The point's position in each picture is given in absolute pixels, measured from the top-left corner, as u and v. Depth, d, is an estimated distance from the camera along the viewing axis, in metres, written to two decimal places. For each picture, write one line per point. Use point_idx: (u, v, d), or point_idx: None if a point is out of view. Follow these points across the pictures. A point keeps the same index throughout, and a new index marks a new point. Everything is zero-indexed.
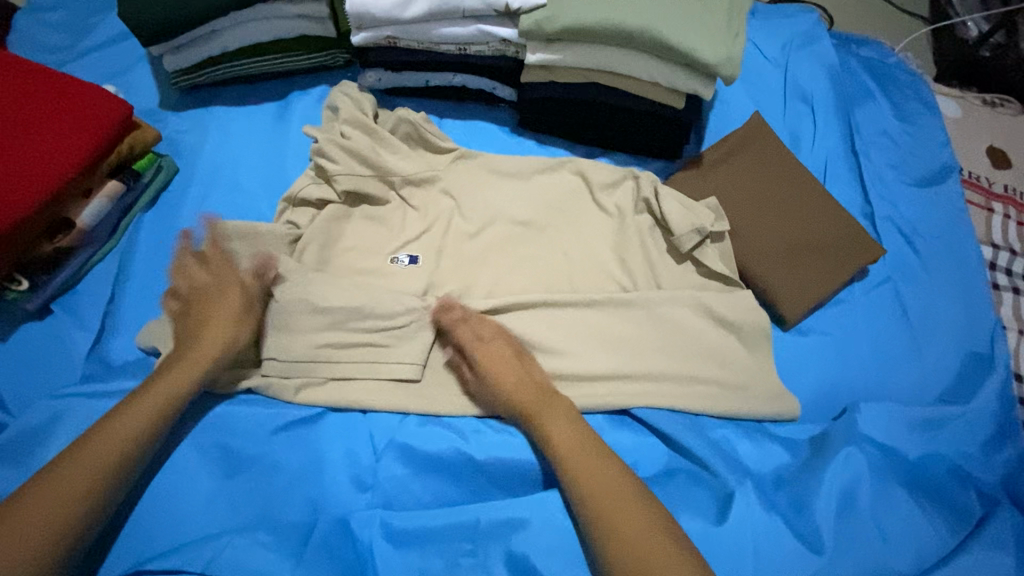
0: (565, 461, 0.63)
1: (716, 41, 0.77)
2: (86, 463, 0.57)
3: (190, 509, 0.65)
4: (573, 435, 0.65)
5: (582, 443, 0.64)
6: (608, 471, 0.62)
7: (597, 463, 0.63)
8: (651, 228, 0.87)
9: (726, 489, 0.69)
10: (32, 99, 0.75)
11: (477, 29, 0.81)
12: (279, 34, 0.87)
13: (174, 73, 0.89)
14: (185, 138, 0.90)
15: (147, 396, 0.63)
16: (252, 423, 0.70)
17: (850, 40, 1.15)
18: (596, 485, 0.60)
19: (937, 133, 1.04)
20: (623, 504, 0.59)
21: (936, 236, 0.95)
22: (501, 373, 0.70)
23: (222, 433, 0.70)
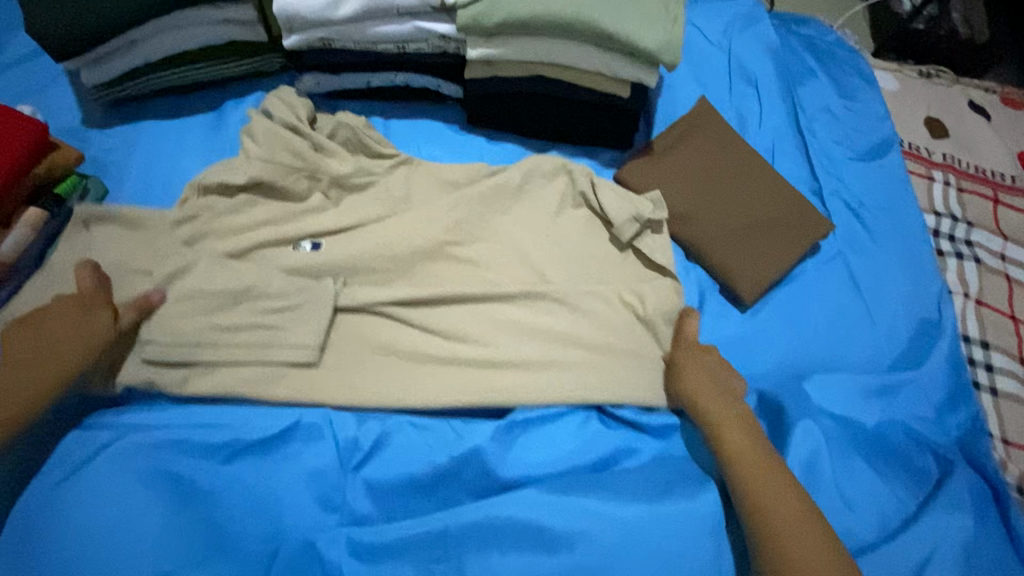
0: (734, 470, 0.65)
1: (655, 27, 0.76)
2: None
3: (111, 540, 0.59)
4: (753, 445, 0.67)
5: (753, 450, 0.66)
6: (782, 485, 0.63)
7: (764, 470, 0.64)
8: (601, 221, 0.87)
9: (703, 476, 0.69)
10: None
11: (413, 26, 0.79)
12: (205, 42, 0.82)
13: (95, 89, 0.84)
14: (112, 155, 0.85)
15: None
16: (191, 444, 0.66)
17: (789, 19, 1.16)
18: (765, 498, 0.62)
19: (876, 107, 1.07)
20: (803, 523, 0.60)
21: (881, 208, 0.98)
22: (703, 396, 0.72)
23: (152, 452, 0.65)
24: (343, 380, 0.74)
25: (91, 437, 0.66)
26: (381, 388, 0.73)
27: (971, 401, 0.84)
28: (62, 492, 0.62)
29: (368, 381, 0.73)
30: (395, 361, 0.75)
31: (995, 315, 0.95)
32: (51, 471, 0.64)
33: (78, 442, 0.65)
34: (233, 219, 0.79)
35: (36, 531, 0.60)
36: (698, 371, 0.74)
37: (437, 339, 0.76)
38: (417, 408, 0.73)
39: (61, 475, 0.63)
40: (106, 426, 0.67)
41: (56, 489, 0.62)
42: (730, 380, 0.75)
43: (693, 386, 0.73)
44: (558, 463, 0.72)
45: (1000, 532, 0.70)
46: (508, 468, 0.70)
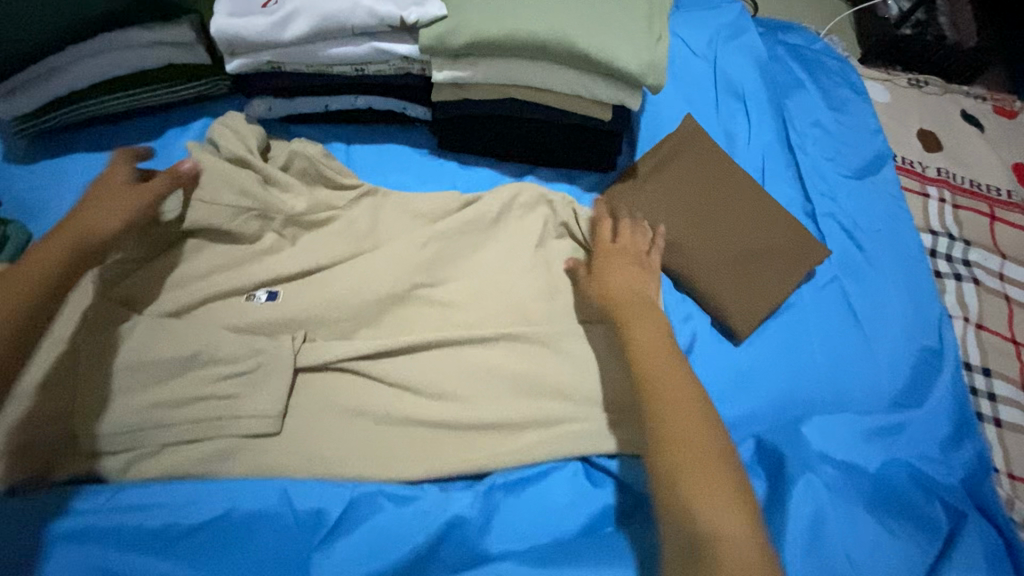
0: (642, 385, 0.59)
1: (637, 47, 0.70)
2: None
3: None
4: (668, 361, 0.61)
5: (672, 369, 0.60)
6: (693, 407, 0.56)
7: (674, 389, 0.58)
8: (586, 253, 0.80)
9: None
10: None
11: (372, 47, 0.71)
12: (139, 66, 0.74)
13: (13, 121, 0.74)
14: (38, 194, 0.75)
15: None
16: (121, 532, 0.59)
17: (775, 27, 1.11)
18: (681, 446, 0.54)
19: (868, 120, 1.02)
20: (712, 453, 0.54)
21: (876, 228, 0.93)
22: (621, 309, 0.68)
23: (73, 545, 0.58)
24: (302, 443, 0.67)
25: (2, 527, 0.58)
26: (342, 451, 0.66)
27: (977, 436, 0.79)
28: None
29: (328, 443, 0.67)
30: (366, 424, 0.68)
31: (996, 339, 0.91)
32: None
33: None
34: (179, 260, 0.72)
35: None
36: (645, 331, 0.64)
37: (407, 393, 0.69)
38: (379, 473, 0.66)
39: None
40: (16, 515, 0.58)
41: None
42: (639, 287, 0.70)
43: (607, 283, 0.71)
44: (539, 528, 0.65)
45: None
46: (487, 540, 0.64)
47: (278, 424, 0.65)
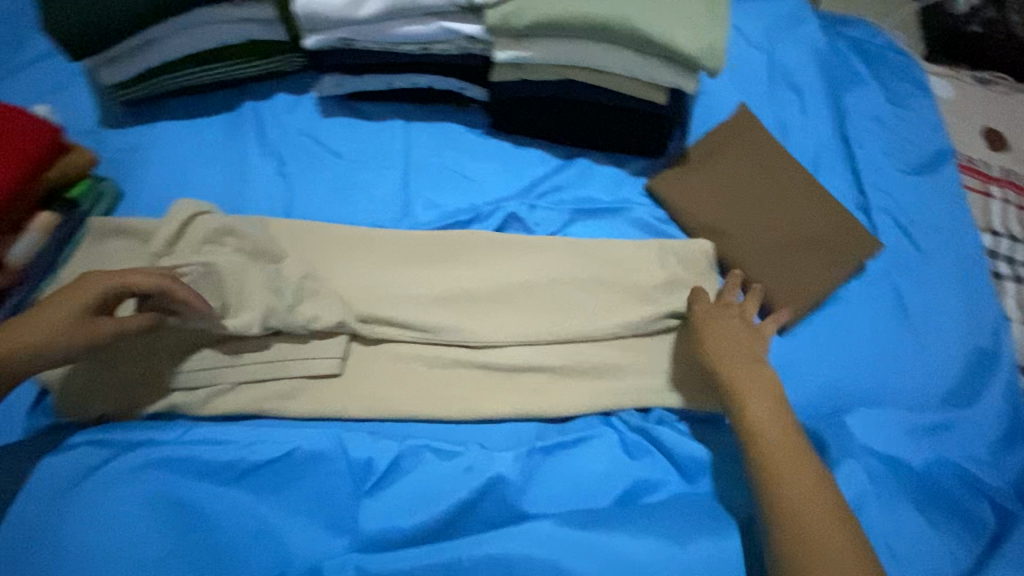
0: (763, 476, 0.58)
1: (697, 31, 0.71)
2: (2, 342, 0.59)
3: (98, 565, 0.57)
4: (784, 435, 0.61)
5: (785, 440, 0.60)
6: (818, 498, 0.56)
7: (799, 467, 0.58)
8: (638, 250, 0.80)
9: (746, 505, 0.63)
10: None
11: (439, 27, 0.75)
12: (226, 41, 0.80)
13: (112, 87, 0.82)
14: (130, 155, 0.83)
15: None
16: (191, 464, 0.63)
17: (835, 20, 1.09)
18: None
19: (929, 116, 0.99)
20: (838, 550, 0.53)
21: (933, 226, 0.91)
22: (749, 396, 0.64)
23: (141, 477, 0.62)
24: (355, 395, 0.71)
25: (85, 455, 0.63)
26: (393, 404, 0.71)
27: None
28: (49, 514, 0.59)
29: (381, 398, 0.71)
30: (416, 376, 0.72)
31: None
32: (33, 496, 0.60)
33: (70, 461, 0.62)
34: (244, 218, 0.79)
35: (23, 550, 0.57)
36: (768, 415, 0.62)
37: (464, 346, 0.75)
38: (434, 416, 0.71)
39: (48, 500, 0.60)
40: (102, 442, 0.64)
41: (43, 510, 0.59)
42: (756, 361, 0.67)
43: (728, 372, 0.66)
44: (578, 488, 0.67)
45: None
46: (528, 501, 0.66)
47: (340, 364, 0.71)
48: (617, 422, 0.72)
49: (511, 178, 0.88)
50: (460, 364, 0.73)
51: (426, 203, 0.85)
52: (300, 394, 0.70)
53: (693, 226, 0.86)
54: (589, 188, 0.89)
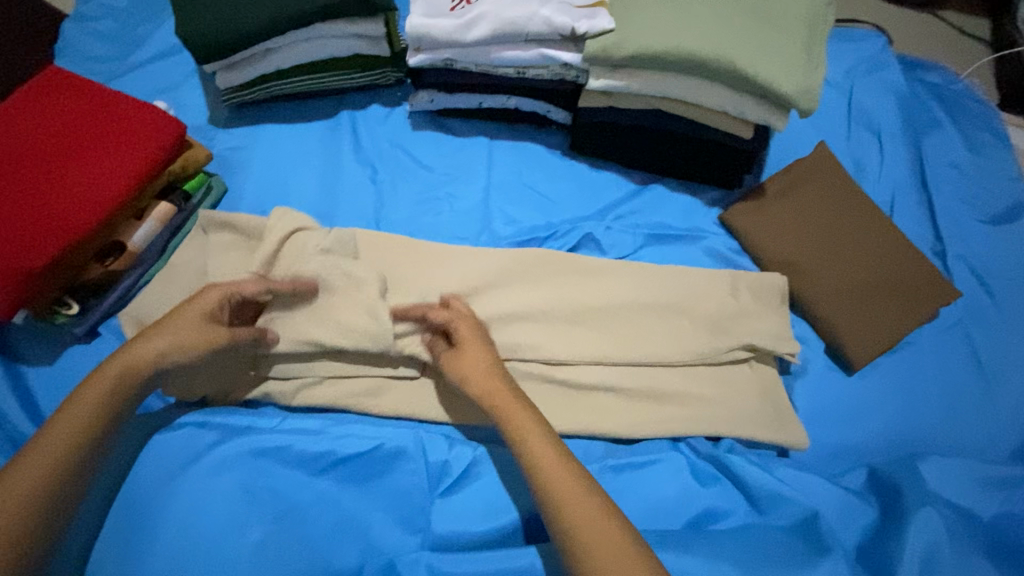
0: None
1: (793, 72, 0.73)
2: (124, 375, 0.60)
3: (201, 540, 0.60)
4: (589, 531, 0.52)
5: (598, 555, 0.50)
6: None
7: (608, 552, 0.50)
8: (713, 282, 0.82)
9: (821, 541, 0.63)
10: (63, 119, 0.72)
11: (539, 53, 0.78)
12: (333, 53, 0.85)
13: (225, 90, 0.87)
14: (235, 154, 0.88)
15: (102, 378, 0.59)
16: (286, 453, 0.67)
17: (914, 64, 1.10)
18: None
19: (1010, 167, 0.99)
20: None
21: (1012, 277, 0.90)
22: (546, 454, 0.57)
23: (243, 461, 0.66)
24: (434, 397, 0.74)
25: (192, 437, 0.67)
26: (470, 410, 0.73)
27: None
28: (161, 488, 0.63)
29: (458, 404, 0.74)
30: None
31: None
32: (148, 474, 0.64)
33: (179, 441, 0.67)
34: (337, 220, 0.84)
35: (137, 523, 0.61)
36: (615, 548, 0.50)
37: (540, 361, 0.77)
38: None
39: (160, 476, 0.64)
40: (208, 425, 0.69)
41: (155, 486, 0.64)
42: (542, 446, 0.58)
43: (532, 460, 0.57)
44: (644, 509, 0.68)
45: None
46: None
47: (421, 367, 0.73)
48: (686, 448, 0.74)
49: (589, 200, 0.91)
50: (536, 377, 0.75)
51: (506, 218, 0.88)
52: (383, 393, 0.74)
53: (767, 259, 0.87)
54: (663, 214, 0.91)
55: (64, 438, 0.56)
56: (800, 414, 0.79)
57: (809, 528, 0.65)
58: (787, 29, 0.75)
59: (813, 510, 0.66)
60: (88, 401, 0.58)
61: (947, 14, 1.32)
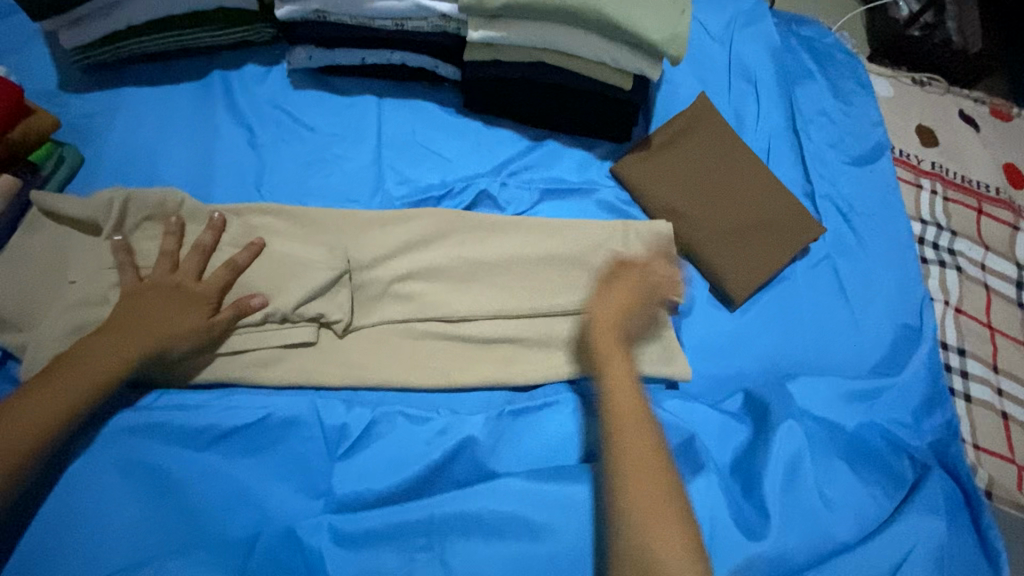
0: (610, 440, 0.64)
1: (661, 21, 0.75)
2: (127, 340, 0.62)
3: (80, 526, 0.59)
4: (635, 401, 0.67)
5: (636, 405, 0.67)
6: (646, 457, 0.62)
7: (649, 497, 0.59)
8: (606, 231, 0.84)
9: (697, 461, 0.69)
10: None
11: (414, 4, 0.77)
12: (193, 7, 0.79)
13: (73, 50, 0.80)
14: (92, 121, 0.81)
15: (116, 339, 0.62)
16: (166, 430, 0.65)
17: (790, 18, 1.16)
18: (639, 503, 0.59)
19: (871, 112, 1.07)
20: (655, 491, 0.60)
21: (871, 213, 0.98)
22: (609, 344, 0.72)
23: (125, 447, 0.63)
24: (327, 361, 0.72)
25: None
26: (369, 372, 0.72)
27: (948, 406, 0.85)
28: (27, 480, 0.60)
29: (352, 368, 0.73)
30: (389, 347, 0.74)
31: (973, 324, 0.98)
32: None
33: None
34: (215, 188, 0.79)
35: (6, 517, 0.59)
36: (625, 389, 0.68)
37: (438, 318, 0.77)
38: (405, 383, 0.73)
39: None
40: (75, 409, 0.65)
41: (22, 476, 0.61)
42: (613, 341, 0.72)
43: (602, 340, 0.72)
44: (543, 450, 0.71)
45: (970, 537, 0.73)
46: (496, 463, 0.69)
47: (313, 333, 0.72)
48: (582, 389, 0.76)
49: (483, 157, 0.91)
50: (433, 334, 0.75)
51: (399, 178, 0.86)
52: (270, 362, 0.71)
53: (656, 208, 0.91)
54: (557, 168, 0.92)
55: (58, 399, 0.58)
56: (689, 349, 0.85)
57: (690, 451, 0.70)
58: None
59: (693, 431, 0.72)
60: (112, 363, 0.61)
61: None
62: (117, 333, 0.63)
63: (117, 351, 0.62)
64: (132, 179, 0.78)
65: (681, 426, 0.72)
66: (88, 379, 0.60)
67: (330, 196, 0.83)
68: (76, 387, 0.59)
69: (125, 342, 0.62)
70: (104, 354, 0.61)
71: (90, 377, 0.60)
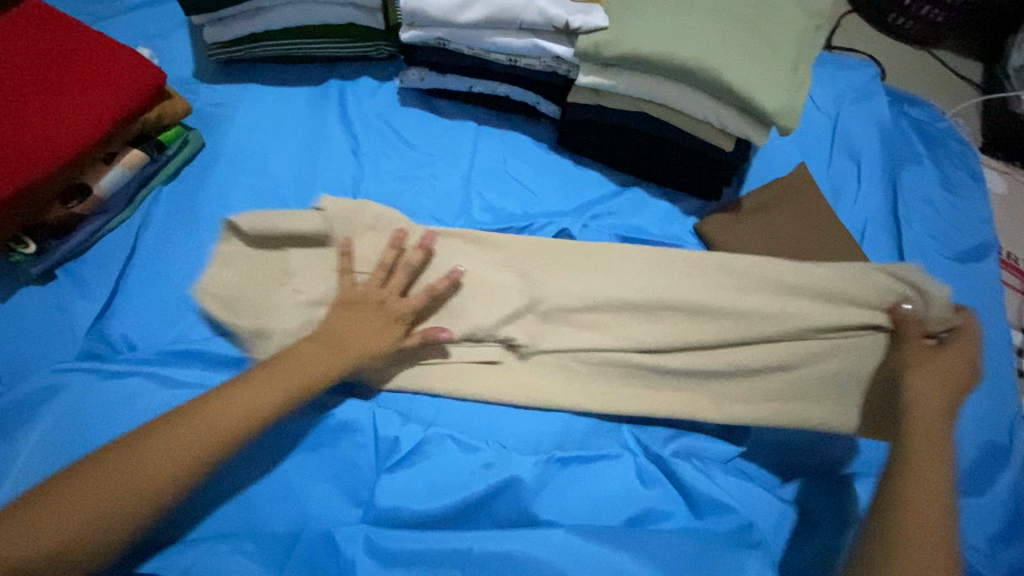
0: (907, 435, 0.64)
1: (777, 90, 0.74)
2: (332, 351, 0.65)
3: None
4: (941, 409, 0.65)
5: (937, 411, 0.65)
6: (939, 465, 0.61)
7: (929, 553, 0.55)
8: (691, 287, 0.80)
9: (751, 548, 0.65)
10: (39, 53, 0.70)
11: (532, 43, 0.79)
12: (326, 20, 0.84)
13: (214, 45, 0.87)
14: (218, 110, 0.87)
15: (322, 348, 0.65)
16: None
17: (902, 98, 1.12)
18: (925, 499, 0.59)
19: (980, 208, 1.01)
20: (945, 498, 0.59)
21: (968, 315, 0.92)
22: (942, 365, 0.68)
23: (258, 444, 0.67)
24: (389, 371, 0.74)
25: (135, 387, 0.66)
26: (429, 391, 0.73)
27: None
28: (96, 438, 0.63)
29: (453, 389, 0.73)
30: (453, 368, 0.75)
31: None
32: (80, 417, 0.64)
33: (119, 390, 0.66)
34: (315, 189, 0.83)
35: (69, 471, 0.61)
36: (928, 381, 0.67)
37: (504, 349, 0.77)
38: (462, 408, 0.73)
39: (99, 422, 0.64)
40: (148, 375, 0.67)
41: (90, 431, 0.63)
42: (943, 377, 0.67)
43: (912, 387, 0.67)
44: (589, 503, 0.69)
45: None
46: (540, 508, 0.68)
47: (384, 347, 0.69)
48: (636, 448, 0.74)
49: (569, 196, 0.91)
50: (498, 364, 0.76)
51: (486, 205, 0.88)
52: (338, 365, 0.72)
53: None
54: (640, 218, 0.92)
55: (268, 394, 0.60)
56: None
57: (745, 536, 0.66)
58: (776, 45, 0.76)
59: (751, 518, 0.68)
60: (316, 368, 0.63)
61: (942, 53, 1.33)
62: (328, 346, 0.65)
63: (322, 365, 0.63)
64: (242, 170, 0.83)
65: (738, 510, 0.68)
66: (294, 380, 0.62)
67: (419, 212, 0.85)
68: (283, 386, 0.61)
69: (330, 351, 0.65)
70: (312, 360, 0.63)
71: (295, 379, 0.62)
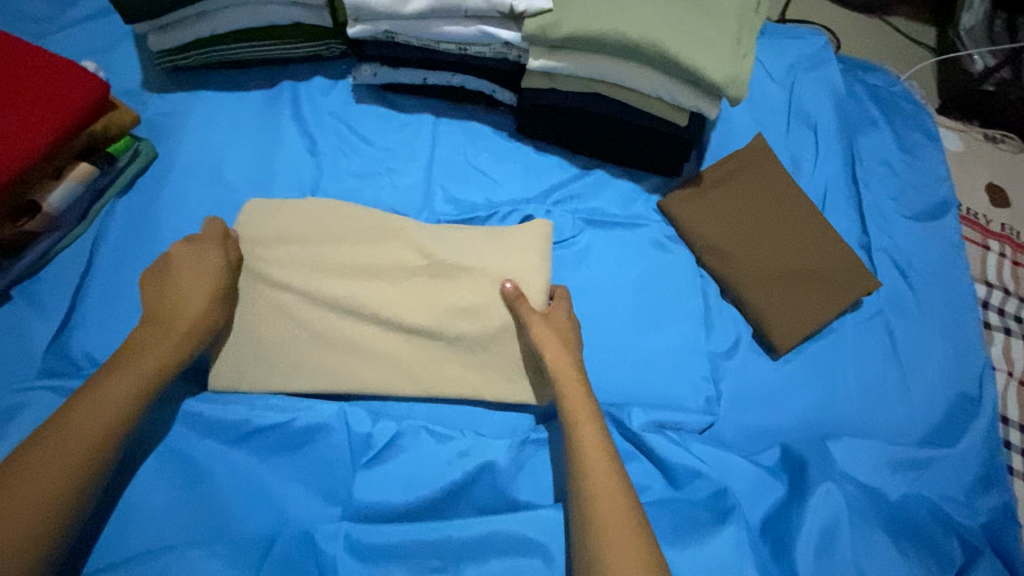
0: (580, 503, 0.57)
1: (723, 61, 0.74)
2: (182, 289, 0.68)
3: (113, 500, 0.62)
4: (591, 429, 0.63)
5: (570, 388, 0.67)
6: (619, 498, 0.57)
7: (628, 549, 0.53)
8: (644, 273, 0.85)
9: (724, 513, 0.66)
10: None
11: (479, 30, 0.79)
12: (271, 21, 0.83)
13: (159, 53, 0.86)
14: (169, 119, 0.86)
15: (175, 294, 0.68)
16: (203, 421, 0.67)
17: (856, 65, 1.13)
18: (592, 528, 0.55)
19: (937, 167, 1.03)
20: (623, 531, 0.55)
21: (931, 272, 0.94)
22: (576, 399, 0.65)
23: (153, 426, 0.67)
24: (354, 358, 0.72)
25: None
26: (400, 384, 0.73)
27: (1005, 485, 0.79)
28: None
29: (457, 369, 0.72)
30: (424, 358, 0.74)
31: None
32: None
33: None
34: (274, 192, 0.83)
35: None
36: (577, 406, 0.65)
37: None
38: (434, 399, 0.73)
39: None
40: None
41: None
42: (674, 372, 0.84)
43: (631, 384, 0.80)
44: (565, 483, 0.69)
45: None
46: (518, 491, 0.68)
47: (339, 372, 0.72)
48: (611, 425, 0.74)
49: (531, 182, 0.92)
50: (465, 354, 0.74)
51: (447, 196, 0.88)
52: (309, 360, 0.72)
53: (702, 247, 0.89)
54: (601, 200, 0.92)
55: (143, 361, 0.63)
56: (724, 394, 0.82)
57: (718, 502, 0.68)
58: (720, 18, 0.76)
59: (725, 483, 0.69)
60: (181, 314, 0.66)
61: (895, 18, 1.35)
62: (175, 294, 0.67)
63: (183, 308, 0.67)
64: (197, 176, 0.82)
65: (713, 478, 0.69)
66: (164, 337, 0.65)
67: (380, 208, 0.85)
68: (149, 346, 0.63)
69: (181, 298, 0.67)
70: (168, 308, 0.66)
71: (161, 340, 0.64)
